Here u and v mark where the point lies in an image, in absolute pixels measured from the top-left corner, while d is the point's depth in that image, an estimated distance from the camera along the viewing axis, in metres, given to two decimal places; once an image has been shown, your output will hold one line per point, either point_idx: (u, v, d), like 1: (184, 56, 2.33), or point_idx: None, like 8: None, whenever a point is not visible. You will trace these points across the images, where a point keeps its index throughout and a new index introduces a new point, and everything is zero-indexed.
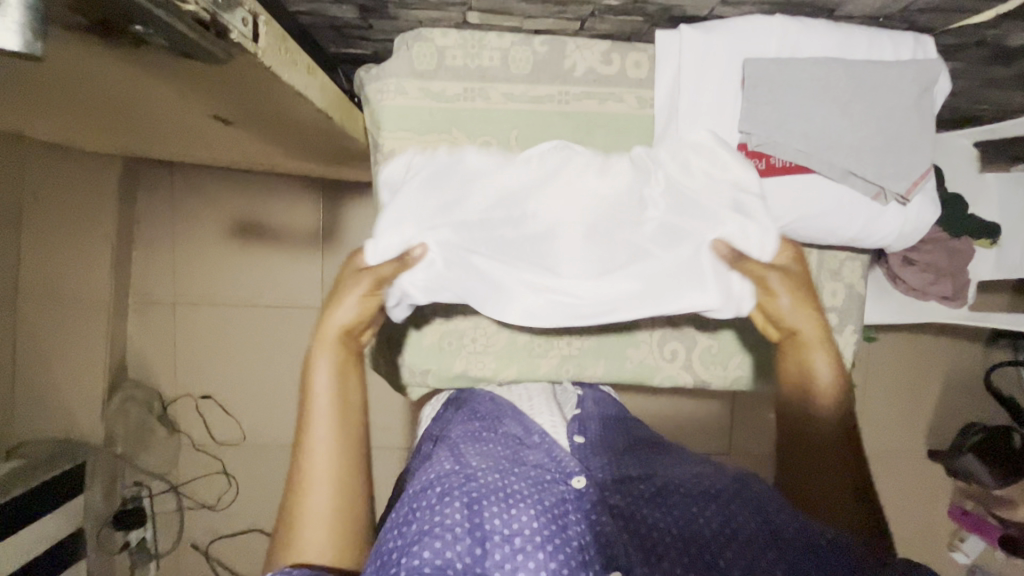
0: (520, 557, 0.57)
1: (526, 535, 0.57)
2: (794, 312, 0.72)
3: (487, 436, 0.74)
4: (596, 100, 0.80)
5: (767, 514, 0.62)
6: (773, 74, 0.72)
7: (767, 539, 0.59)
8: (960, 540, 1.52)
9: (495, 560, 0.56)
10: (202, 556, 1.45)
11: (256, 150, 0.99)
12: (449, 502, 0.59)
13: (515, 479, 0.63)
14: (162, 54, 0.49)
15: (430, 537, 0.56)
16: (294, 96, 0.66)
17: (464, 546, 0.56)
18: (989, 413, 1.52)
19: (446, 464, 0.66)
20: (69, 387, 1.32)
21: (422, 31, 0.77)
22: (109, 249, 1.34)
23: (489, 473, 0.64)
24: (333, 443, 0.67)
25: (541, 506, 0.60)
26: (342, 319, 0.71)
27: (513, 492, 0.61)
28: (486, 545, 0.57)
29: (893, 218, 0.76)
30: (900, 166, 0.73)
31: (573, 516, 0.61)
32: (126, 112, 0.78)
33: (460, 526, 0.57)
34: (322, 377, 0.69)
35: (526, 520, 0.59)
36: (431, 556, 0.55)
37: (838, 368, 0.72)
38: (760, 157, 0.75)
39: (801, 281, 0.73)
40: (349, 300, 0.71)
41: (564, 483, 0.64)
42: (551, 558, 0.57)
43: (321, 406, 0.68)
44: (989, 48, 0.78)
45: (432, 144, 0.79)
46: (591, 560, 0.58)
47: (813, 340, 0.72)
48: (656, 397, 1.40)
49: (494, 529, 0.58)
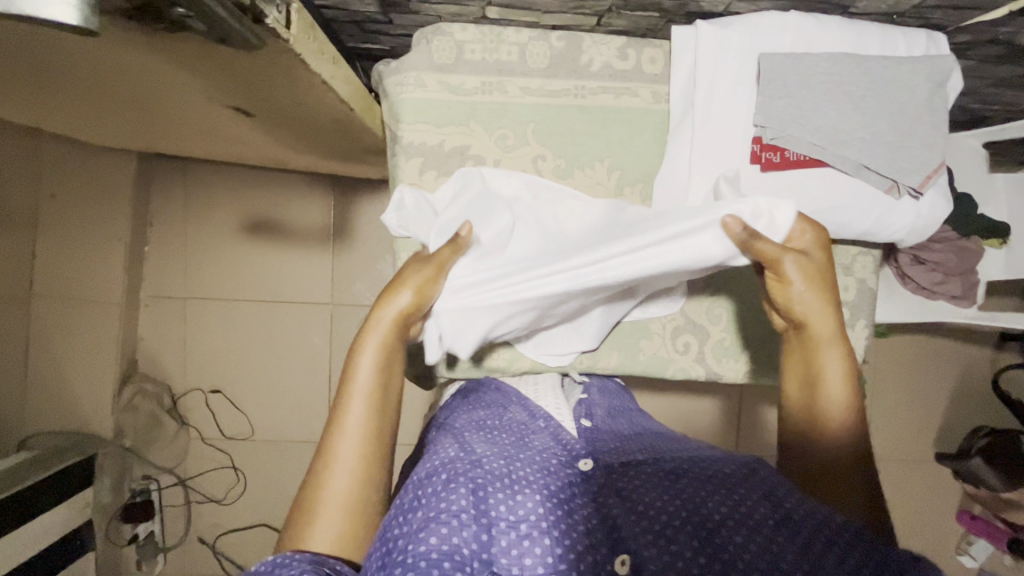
0: (526, 544, 0.56)
1: (531, 521, 0.57)
2: (804, 298, 0.67)
3: (492, 423, 0.75)
4: (611, 95, 0.81)
5: (775, 498, 0.61)
6: (789, 68, 0.73)
7: (776, 522, 0.58)
8: (967, 544, 1.52)
9: (501, 546, 0.55)
10: (208, 551, 1.45)
11: (274, 144, 1.00)
12: (455, 488, 0.58)
13: (522, 464, 0.63)
14: (198, 40, 0.51)
15: (436, 524, 0.54)
16: (320, 86, 0.67)
17: (470, 533, 0.55)
18: (997, 417, 1.52)
19: (451, 452, 0.66)
20: (82, 379, 1.34)
21: (441, 26, 0.78)
22: (122, 243, 1.35)
23: (494, 459, 0.64)
24: (364, 435, 0.63)
25: (548, 491, 0.60)
26: (398, 310, 0.67)
27: (519, 478, 0.61)
28: (492, 532, 0.56)
29: (906, 213, 0.77)
30: (913, 161, 0.73)
31: (580, 500, 0.61)
32: (149, 104, 0.79)
33: (466, 512, 0.56)
34: (366, 362, 0.65)
35: (532, 506, 0.58)
36: (437, 542, 0.53)
37: (851, 392, 0.67)
38: (774, 150, 0.75)
39: (818, 266, 0.68)
40: (406, 288, 0.68)
41: (572, 466, 0.66)
42: (556, 544, 0.56)
43: (361, 389, 0.64)
44: (1001, 47, 0.79)
45: (450, 137, 0.80)
46: (598, 543, 0.58)
47: (829, 342, 0.68)
48: (663, 396, 1.41)
49: (500, 515, 0.57)
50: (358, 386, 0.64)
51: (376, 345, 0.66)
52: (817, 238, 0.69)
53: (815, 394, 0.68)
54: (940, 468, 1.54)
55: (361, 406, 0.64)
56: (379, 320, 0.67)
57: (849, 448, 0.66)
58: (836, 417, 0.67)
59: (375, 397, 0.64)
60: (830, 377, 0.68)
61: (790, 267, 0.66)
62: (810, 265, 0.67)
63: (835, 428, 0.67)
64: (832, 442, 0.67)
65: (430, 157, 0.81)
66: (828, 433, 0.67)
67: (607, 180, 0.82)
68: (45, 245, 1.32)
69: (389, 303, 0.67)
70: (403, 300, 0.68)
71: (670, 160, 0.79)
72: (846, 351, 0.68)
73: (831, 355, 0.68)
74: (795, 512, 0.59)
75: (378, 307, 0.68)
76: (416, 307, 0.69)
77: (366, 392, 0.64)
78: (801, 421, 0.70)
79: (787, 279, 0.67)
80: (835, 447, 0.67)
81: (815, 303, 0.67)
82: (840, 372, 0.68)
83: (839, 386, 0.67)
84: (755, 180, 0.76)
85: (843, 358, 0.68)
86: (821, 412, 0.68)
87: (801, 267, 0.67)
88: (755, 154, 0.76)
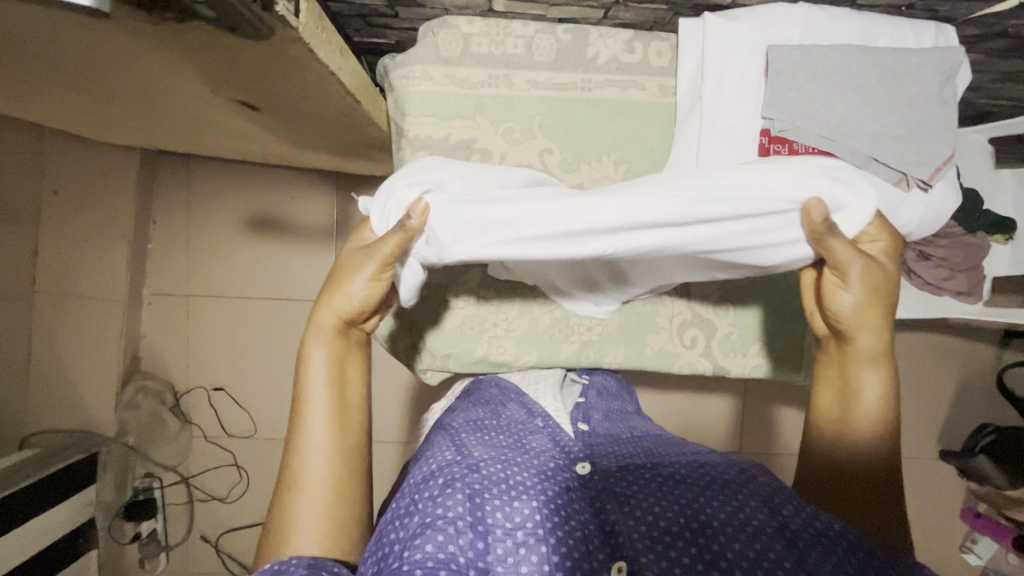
0: (522, 551, 0.53)
1: (528, 528, 0.55)
2: (856, 308, 0.66)
3: (489, 424, 0.73)
4: (619, 88, 0.80)
5: (773, 505, 0.59)
6: (797, 60, 0.72)
7: (775, 529, 0.56)
8: (971, 542, 1.51)
9: (497, 555, 0.53)
10: (211, 549, 1.45)
11: (278, 139, 1.00)
12: (451, 495, 0.56)
13: (519, 469, 0.61)
14: (208, 28, 0.50)
15: (432, 531, 0.52)
16: (326, 78, 0.67)
17: (465, 541, 0.52)
18: (1000, 415, 1.52)
19: (448, 455, 0.63)
20: (84, 376, 1.34)
21: (448, 19, 0.78)
22: (126, 239, 1.34)
23: (491, 464, 0.61)
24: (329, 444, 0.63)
25: (545, 497, 0.58)
26: (342, 307, 0.65)
27: (516, 483, 0.59)
28: (488, 539, 0.53)
29: (918, 205, 0.75)
30: (921, 153, 0.73)
31: (577, 505, 0.59)
32: (154, 98, 0.79)
33: (462, 519, 0.54)
34: (317, 371, 0.65)
35: (529, 513, 0.56)
36: (433, 549, 0.51)
37: (887, 409, 0.67)
38: (782, 143, 0.75)
39: (881, 279, 0.66)
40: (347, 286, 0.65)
41: (569, 469, 0.64)
42: (552, 552, 0.54)
43: (318, 401, 0.64)
44: (1009, 40, 0.79)
45: (457, 130, 0.80)
46: (596, 550, 0.56)
47: (869, 358, 0.68)
48: (667, 393, 1.41)
49: (495, 523, 0.55)
50: (311, 398, 0.64)
51: (322, 348, 0.66)
52: (886, 249, 0.67)
53: (849, 408, 0.68)
54: (945, 466, 1.53)
55: (318, 416, 0.64)
56: (320, 328, 0.66)
57: (876, 461, 0.67)
58: (864, 431, 0.67)
59: (336, 404, 0.65)
60: (869, 389, 0.68)
61: (855, 275, 0.64)
62: (875, 276, 0.65)
63: (863, 444, 0.67)
64: (854, 456, 0.67)
65: (437, 151, 0.80)
66: (856, 447, 0.67)
67: (614, 174, 0.82)
68: (47, 242, 1.32)
69: (325, 308, 0.66)
70: (346, 298, 0.65)
71: (678, 154, 0.78)
72: (885, 368, 0.68)
73: (873, 369, 0.68)
74: (793, 519, 0.58)
75: (318, 314, 0.66)
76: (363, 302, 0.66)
77: (320, 399, 0.64)
78: (826, 432, 0.70)
79: (849, 289, 0.65)
80: (862, 460, 0.67)
81: (867, 316, 0.66)
82: (877, 389, 0.68)
83: (873, 402, 0.67)
84: None
85: (881, 373, 0.68)
86: (852, 424, 0.68)
87: (867, 275, 0.65)
88: (762, 147, 0.76)
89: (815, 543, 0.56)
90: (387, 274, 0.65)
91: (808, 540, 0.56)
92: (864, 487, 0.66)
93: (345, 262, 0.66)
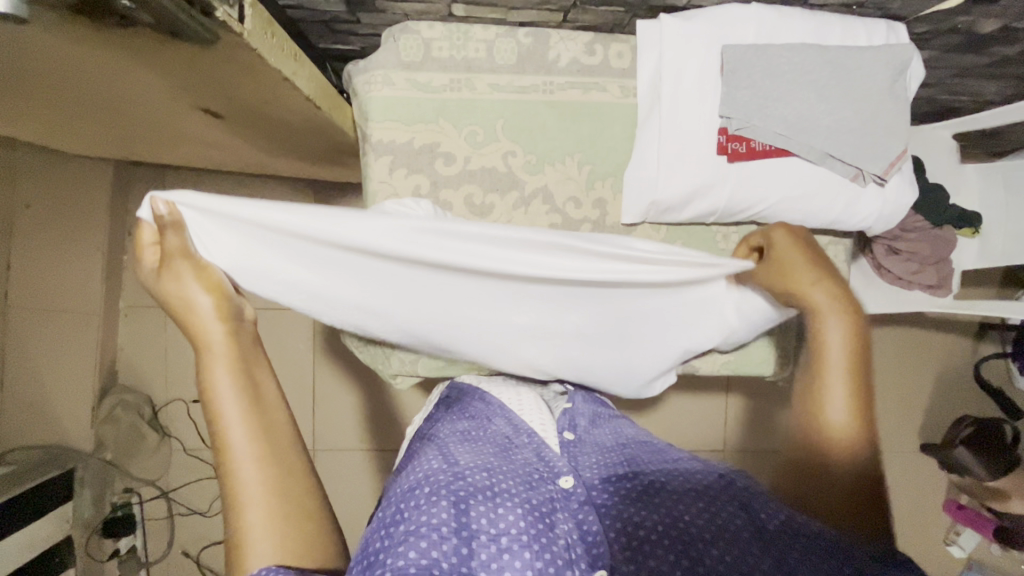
0: (506, 557, 0.52)
1: (512, 534, 0.53)
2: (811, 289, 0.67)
3: (476, 436, 0.72)
4: (581, 90, 0.81)
5: (751, 509, 0.58)
6: (751, 59, 0.74)
7: (752, 533, 0.55)
8: (955, 534, 1.53)
9: (481, 560, 0.52)
10: (192, 564, 1.43)
11: (245, 147, 1.00)
12: (436, 502, 0.54)
13: (503, 477, 0.60)
14: (150, 34, 0.50)
15: (415, 537, 0.51)
16: (281, 83, 0.67)
17: (449, 546, 0.51)
18: (978, 407, 1.53)
19: (434, 463, 0.62)
20: (59, 393, 1.33)
21: (409, 24, 0.79)
22: (100, 253, 1.33)
23: (477, 472, 0.60)
24: (253, 449, 0.57)
25: (529, 504, 0.57)
26: (203, 311, 0.63)
27: (500, 490, 0.58)
28: (472, 545, 0.52)
29: (873, 199, 0.79)
30: (877, 148, 0.76)
31: (561, 514, 0.58)
32: (114, 107, 0.79)
33: (446, 525, 0.52)
34: (221, 374, 0.61)
35: (513, 519, 0.55)
36: (415, 556, 0.49)
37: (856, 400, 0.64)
38: (741, 141, 0.77)
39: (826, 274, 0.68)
40: (190, 288, 0.64)
41: (552, 482, 0.62)
42: (535, 558, 0.53)
43: (226, 400, 0.59)
44: (961, 36, 0.81)
45: (421, 134, 0.80)
46: (577, 559, 0.54)
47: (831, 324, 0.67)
48: (649, 393, 1.42)
49: (480, 528, 0.53)
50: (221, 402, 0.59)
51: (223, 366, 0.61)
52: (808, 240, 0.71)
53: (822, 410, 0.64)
54: (927, 459, 1.55)
55: (243, 431, 0.58)
56: (212, 350, 0.62)
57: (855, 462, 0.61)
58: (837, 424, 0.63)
59: (249, 403, 0.60)
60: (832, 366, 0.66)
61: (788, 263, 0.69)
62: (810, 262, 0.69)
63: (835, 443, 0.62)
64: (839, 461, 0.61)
65: (404, 159, 0.81)
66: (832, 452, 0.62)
67: (579, 175, 0.82)
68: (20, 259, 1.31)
69: (210, 324, 0.63)
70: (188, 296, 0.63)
71: (640, 154, 0.80)
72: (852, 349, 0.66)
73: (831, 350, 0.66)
74: (769, 523, 0.56)
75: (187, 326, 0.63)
76: (218, 296, 0.65)
77: (238, 412, 0.59)
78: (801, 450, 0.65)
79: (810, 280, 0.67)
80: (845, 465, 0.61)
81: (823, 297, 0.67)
82: (842, 340, 0.66)
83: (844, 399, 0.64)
84: (724, 170, 0.77)
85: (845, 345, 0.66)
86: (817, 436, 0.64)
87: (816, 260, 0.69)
88: (721, 145, 0.77)
89: (787, 548, 0.54)
90: (210, 271, 0.66)
91: (786, 543, 0.54)
92: (844, 484, 0.60)
93: (171, 277, 0.64)
